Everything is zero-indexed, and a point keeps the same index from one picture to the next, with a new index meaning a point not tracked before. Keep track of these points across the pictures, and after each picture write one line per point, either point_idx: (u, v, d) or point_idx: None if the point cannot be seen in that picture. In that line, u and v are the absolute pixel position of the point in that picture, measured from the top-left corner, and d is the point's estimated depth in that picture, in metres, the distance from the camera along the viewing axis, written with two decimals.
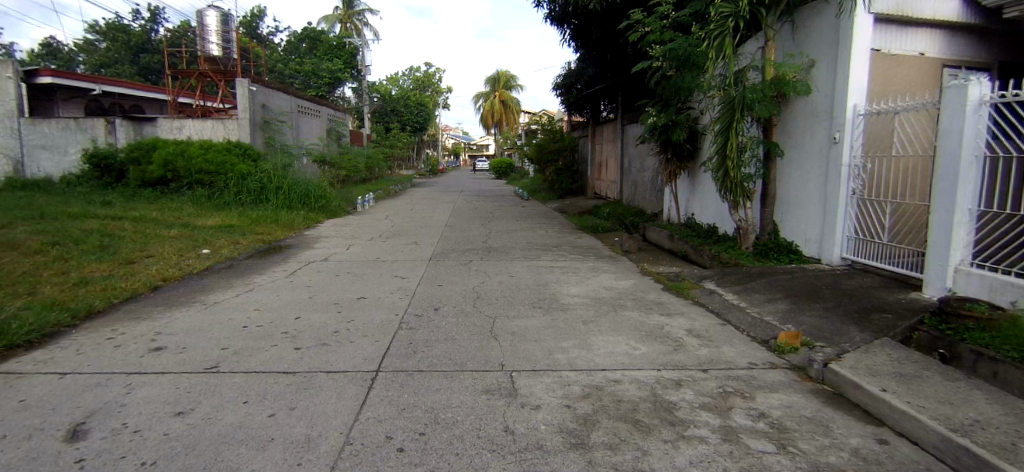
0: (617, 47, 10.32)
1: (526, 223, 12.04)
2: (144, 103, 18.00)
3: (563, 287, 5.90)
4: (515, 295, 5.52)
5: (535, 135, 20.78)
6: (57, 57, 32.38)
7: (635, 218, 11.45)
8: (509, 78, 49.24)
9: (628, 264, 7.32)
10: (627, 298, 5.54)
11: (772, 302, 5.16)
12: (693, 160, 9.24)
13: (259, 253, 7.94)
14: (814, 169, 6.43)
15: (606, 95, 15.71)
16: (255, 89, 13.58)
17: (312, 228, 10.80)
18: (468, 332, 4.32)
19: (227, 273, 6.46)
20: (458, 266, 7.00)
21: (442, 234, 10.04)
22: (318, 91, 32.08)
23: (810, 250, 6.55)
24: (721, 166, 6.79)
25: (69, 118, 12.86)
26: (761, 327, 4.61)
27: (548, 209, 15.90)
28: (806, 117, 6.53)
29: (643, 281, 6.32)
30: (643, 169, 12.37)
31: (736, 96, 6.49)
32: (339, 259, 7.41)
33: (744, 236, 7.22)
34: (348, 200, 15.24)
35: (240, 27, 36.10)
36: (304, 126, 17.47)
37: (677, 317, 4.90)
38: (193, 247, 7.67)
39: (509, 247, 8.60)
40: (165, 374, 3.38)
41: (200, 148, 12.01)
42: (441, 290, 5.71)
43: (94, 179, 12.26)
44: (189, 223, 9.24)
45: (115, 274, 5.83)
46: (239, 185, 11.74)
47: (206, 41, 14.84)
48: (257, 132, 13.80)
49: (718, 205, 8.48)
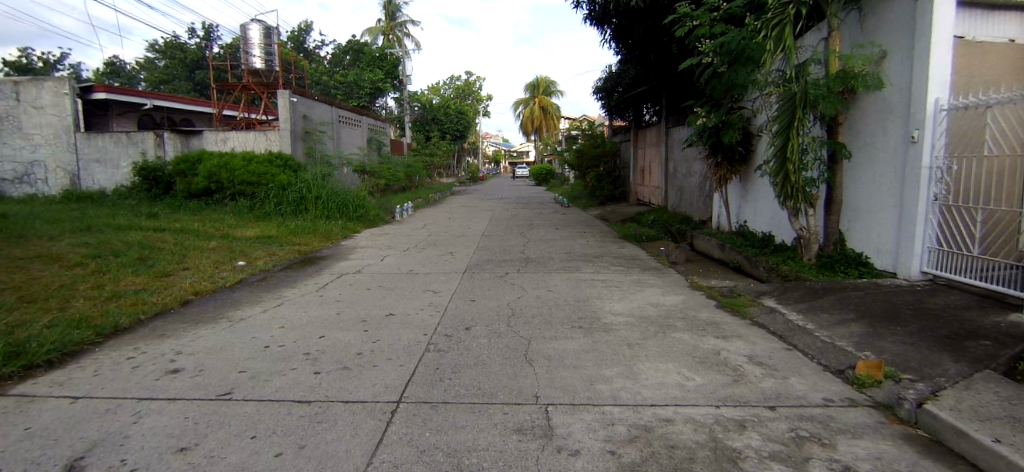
0: (660, 45, 9.81)
1: (565, 232, 11.60)
2: (193, 117, 18.94)
3: (605, 304, 5.44)
4: (552, 312, 5.11)
5: (574, 141, 20.31)
6: (123, 76, 34.79)
7: (681, 226, 10.81)
8: (548, 83, 48.80)
9: (675, 277, 6.77)
10: (676, 316, 5.02)
11: (846, 323, 4.50)
12: (745, 164, 8.55)
13: (293, 265, 7.93)
14: (887, 171, 5.64)
15: (648, 97, 15.11)
16: (295, 100, 13.92)
17: (349, 238, 10.78)
18: (500, 356, 3.95)
19: (258, 286, 6.44)
20: (493, 280, 6.66)
21: (478, 244, 9.78)
22: (360, 101, 32.84)
23: (883, 263, 5.73)
24: (779, 170, 6.15)
25: (122, 133, 13.58)
26: (833, 352, 3.98)
27: (588, 217, 15.39)
28: (878, 113, 5.75)
29: (693, 297, 5.76)
30: (690, 174, 11.70)
31: (796, 93, 5.86)
32: (371, 272, 7.25)
33: (806, 246, 6.48)
34: (387, 209, 15.29)
35: (288, 42, 37.61)
36: (345, 137, 17.76)
37: (736, 340, 4.34)
38: (229, 258, 7.83)
39: (547, 258, 8.21)
40: (176, 400, 3.27)
41: (243, 160, 12.31)
42: (473, 306, 5.38)
43: (145, 191, 12.85)
44: (229, 235, 9.43)
45: (149, 288, 6.04)
46: (280, 195, 11.96)
47: (250, 54, 15.40)
48: (298, 143, 14.08)
49: (775, 211, 7.74)
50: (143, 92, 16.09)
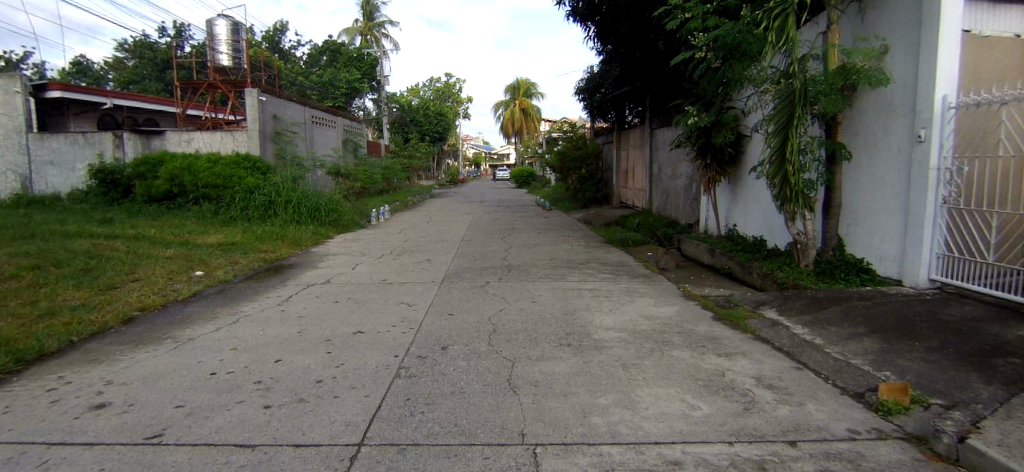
0: (647, 42, 9.51)
1: (549, 237, 11.17)
2: (158, 117, 18.01)
3: (595, 317, 5.00)
4: (539, 328, 4.65)
5: (556, 143, 19.95)
6: (89, 76, 33.36)
7: (667, 230, 10.50)
8: (529, 86, 48.51)
9: (667, 285, 6.38)
10: (672, 330, 4.62)
11: (855, 337, 4.16)
12: (735, 165, 8.27)
13: (258, 274, 7.31)
14: (890, 173, 5.37)
15: (632, 98, 14.87)
16: (265, 99, 13.22)
17: (321, 245, 10.14)
18: (481, 383, 3.47)
19: (215, 300, 5.83)
20: (473, 290, 6.18)
21: (458, 250, 9.28)
22: (337, 102, 31.98)
23: (886, 270, 5.46)
24: (777, 172, 5.86)
25: (76, 133, 12.68)
26: (848, 373, 3.61)
27: (571, 220, 15.00)
28: (880, 111, 5.48)
29: (688, 307, 5.37)
30: (676, 176, 11.41)
31: (795, 90, 5.55)
32: (342, 282, 6.69)
33: (803, 252, 6.18)
34: (362, 213, 14.67)
35: (263, 41, 36.51)
36: (318, 138, 17.05)
37: (740, 359, 3.94)
38: (187, 268, 7.18)
39: (531, 265, 7.76)
40: (94, 445, 2.57)
41: (207, 162, 11.63)
42: (452, 322, 4.88)
43: (101, 194, 11.99)
44: (189, 241, 8.76)
45: (89, 303, 5.37)
46: (247, 199, 11.28)
47: (216, 50, 14.67)
48: (268, 144, 13.37)
49: (768, 214, 7.45)
50: (102, 90, 15.20)
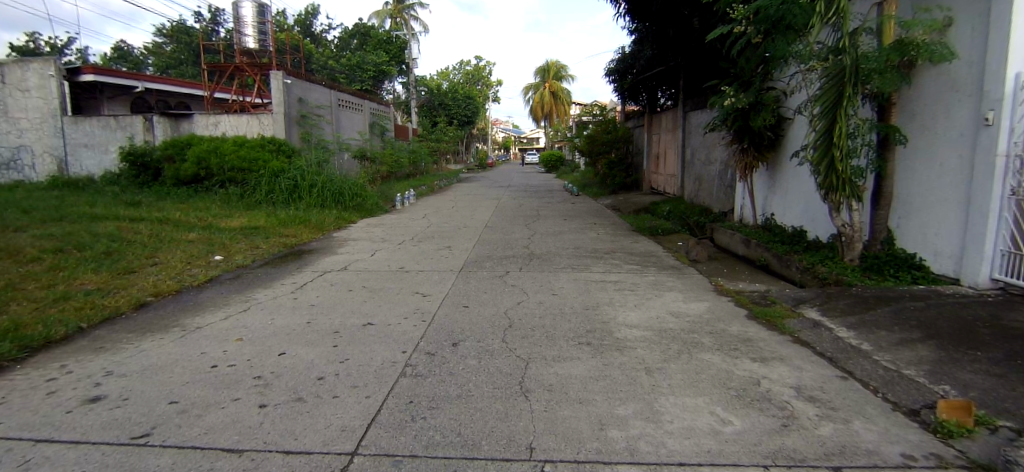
0: (681, 19, 8.92)
1: (574, 224, 10.82)
2: (190, 100, 18.47)
3: (617, 313, 4.68)
4: (557, 324, 4.37)
5: (585, 126, 19.38)
6: (130, 61, 34.48)
7: (699, 218, 9.98)
8: (559, 68, 47.54)
9: (697, 278, 5.98)
10: (701, 330, 4.25)
11: (911, 343, 3.69)
12: (774, 150, 7.66)
13: (276, 259, 7.30)
14: (949, 160, 4.73)
15: (664, 79, 14.17)
16: (289, 82, 13.21)
17: (343, 230, 10.06)
18: (489, 385, 3.22)
19: (229, 286, 5.82)
20: (491, 280, 5.93)
21: (479, 237, 9.06)
22: (365, 85, 32.00)
23: (942, 267, 4.86)
24: (821, 158, 5.31)
25: (109, 117, 13.05)
26: (900, 385, 3.19)
27: (598, 207, 14.55)
28: (940, 89, 4.81)
29: (719, 304, 4.97)
30: (710, 161, 10.78)
31: (845, 68, 4.97)
32: (358, 269, 6.55)
33: (848, 245, 5.61)
34: (387, 197, 14.59)
35: (295, 26, 36.81)
36: (345, 121, 17.01)
37: (778, 366, 3.56)
38: (205, 253, 7.26)
39: (553, 254, 7.46)
40: (79, 444, 2.49)
41: (233, 145, 11.77)
42: (465, 314, 4.64)
43: (133, 177, 12.32)
44: (211, 225, 8.86)
45: (105, 288, 5.44)
46: (271, 183, 11.31)
47: (242, 33, 14.83)
48: (293, 128, 13.38)
49: (810, 203, 6.88)
50: (135, 75, 15.64)
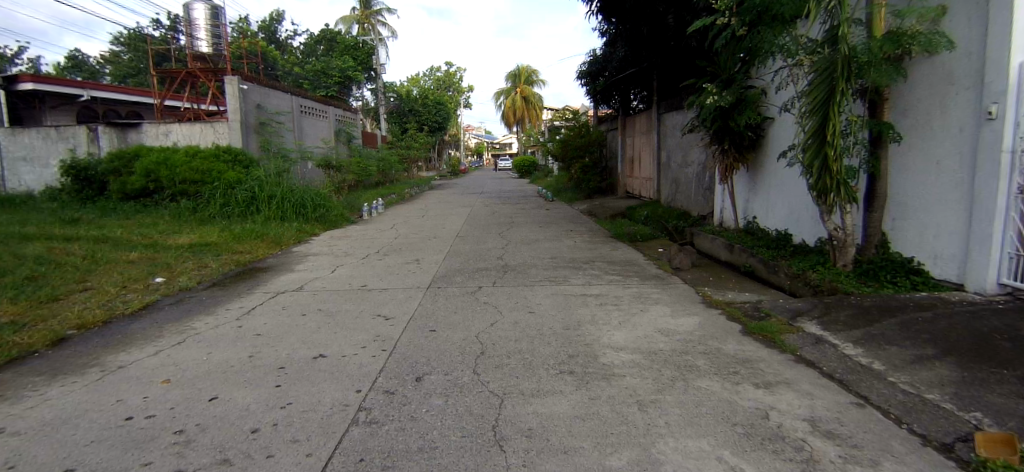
0: (657, 16, 8.67)
1: (550, 231, 10.40)
2: (141, 109, 17.40)
3: (602, 332, 4.24)
4: (536, 348, 3.89)
5: (558, 131, 19.08)
6: (84, 70, 32.76)
7: (679, 223, 9.71)
8: (530, 73, 47.37)
9: (683, 289, 5.60)
10: (695, 350, 3.84)
11: (926, 362, 3.37)
12: (756, 150, 7.43)
13: (226, 280, 6.60)
14: (947, 158, 4.50)
15: (638, 81, 13.97)
16: (246, 88, 12.47)
17: (303, 244, 9.38)
18: (458, 432, 2.69)
19: (167, 313, 5.15)
20: (462, 298, 5.42)
21: (450, 248, 8.55)
22: (330, 91, 31.08)
23: (942, 271, 4.62)
24: (813, 158, 5.02)
25: (48, 127, 12.04)
26: (925, 413, 2.82)
27: (574, 212, 14.21)
28: (935, 83, 4.58)
29: (711, 318, 4.59)
30: (687, 163, 10.55)
31: (837, 62, 4.73)
32: (315, 289, 5.94)
33: (840, 250, 5.36)
34: (353, 207, 13.92)
35: (259, 32, 35.58)
36: (308, 128, 16.25)
37: (785, 393, 3.17)
38: (147, 274, 6.52)
39: (529, 265, 7.01)
40: None
41: (185, 156, 10.96)
42: (432, 340, 4.11)
43: (75, 192, 11.32)
44: (157, 243, 8.07)
45: (20, 319, 4.70)
46: (226, 195, 10.56)
47: (193, 37, 13.97)
48: (251, 136, 12.63)
49: (794, 205, 6.63)
50: (79, 82, 14.63)
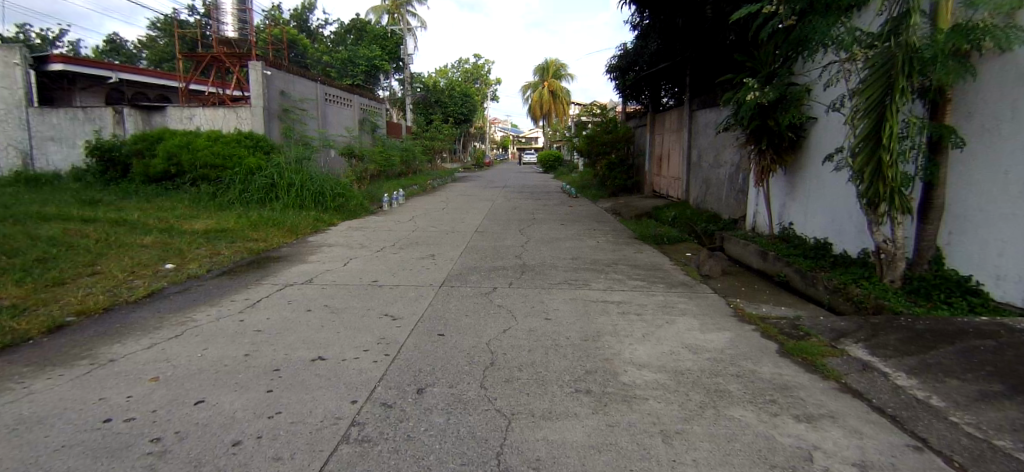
0: (694, 6, 8.18)
1: (572, 230, 10.03)
2: (170, 93, 17.71)
3: (622, 346, 3.89)
4: (550, 361, 3.56)
5: (584, 126, 18.61)
6: (123, 55, 33.69)
7: (709, 226, 9.23)
8: (558, 67, 46.80)
9: (712, 300, 5.19)
10: (726, 372, 3.46)
11: (996, 399, 2.88)
12: (797, 152, 6.90)
13: (237, 268, 6.49)
14: (1016, 167, 3.89)
15: (669, 75, 13.41)
16: (270, 74, 12.41)
17: (319, 233, 9.24)
18: (460, 458, 2.38)
19: (171, 302, 5.03)
20: (476, 299, 5.14)
21: (468, 243, 8.29)
22: (357, 79, 31.15)
23: (1005, 293, 4.05)
24: (865, 162, 4.52)
25: (76, 108, 12.27)
26: (1001, 464, 2.36)
27: (598, 210, 13.80)
28: (1005, 82, 3.97)
29: (743, 335, 4.18)
30: (720, 163, 10.02)
31: (899, 56, 4.20)
32: (325, 282, 5.75)
33: (888, 264, 4.86)
34: (374, 197, 13.80)
35: (291, 20, 35.90)
36: (332, 116, 16.18)
37: (830, 430, 2.73)
38: (157, 260, 6.45)
39: (548, 266, 6.69)
40: None
41: (207, 140, 10.99)
42: (439, 347, 3.83)
43: (101, 174, 11.49)
44: (173, 228, 8.04)
45: (23, 302, 4.64)
46: (246, 181, 10.52)
47: (220, 22, 14.16)
48: (274, 122, 12.58)
49: (837, 212, 6.11)
50: (109, 64, 14.96)
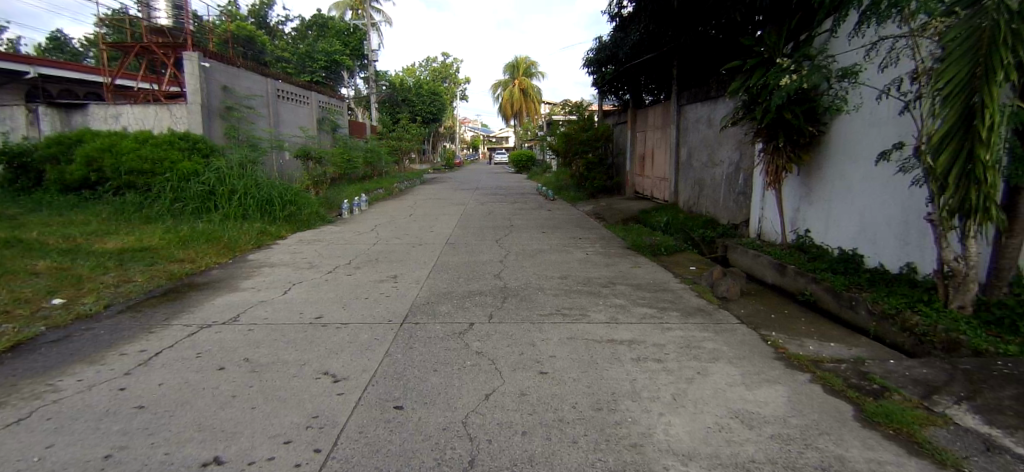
0: None
1: (556, 239, 8.98)
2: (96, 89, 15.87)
3: (655, 419, 2.82)
4: (559, 454, 2.46)
5: (560, 125, 17.60)
6: (64, 52, 31.00)
7: (707, 232, 8.33)
8: (528, 64, 45.93)
9: (743, 335, 4.18)
10: (806, 463, 2.38)
11: None
12: (820, 149, 6.00)
13: (145, 302, 5.16)
14: None
15: (653, 69, 12.55)
16: (209, 66, 10.91)
17: (263, 249, 7.90)
18: None
19: (36, 359, 3.71)
20: (447, 342, 4.00)
21: (437, 260, 7.11)
22: (317, 76, 29.42)
23: None
24: (950, 161, 3.59)
25: None
26: None
27: (580, 214, 12.80)
28: None
29: (802, 391, 3.18)
30: (716, 163, 9.15)
31: (1000, 25, 3.27)
32: (253, 322, 4.50)
33: (958, 287, 3.91)
34: (332, 205, 12.46)
35: (248, 16, 33.69)
36: (285, 114, 14.67)
37: None
38: (46, 291, 5.10)
39: (533, 288, 5.60)
40: None
41: (135, 142, 9.48)
42: (395, 434, 2.66)
43: (7, 181, 9.83)
44: (77, 248, 6.60)
45: None
46: (179, 189, 9.08)
47: (152, 8, 12.58)
48: (214, 121, 11.07)
49: (872, 219, 5.20)
50: (22, 57, 13.21)
